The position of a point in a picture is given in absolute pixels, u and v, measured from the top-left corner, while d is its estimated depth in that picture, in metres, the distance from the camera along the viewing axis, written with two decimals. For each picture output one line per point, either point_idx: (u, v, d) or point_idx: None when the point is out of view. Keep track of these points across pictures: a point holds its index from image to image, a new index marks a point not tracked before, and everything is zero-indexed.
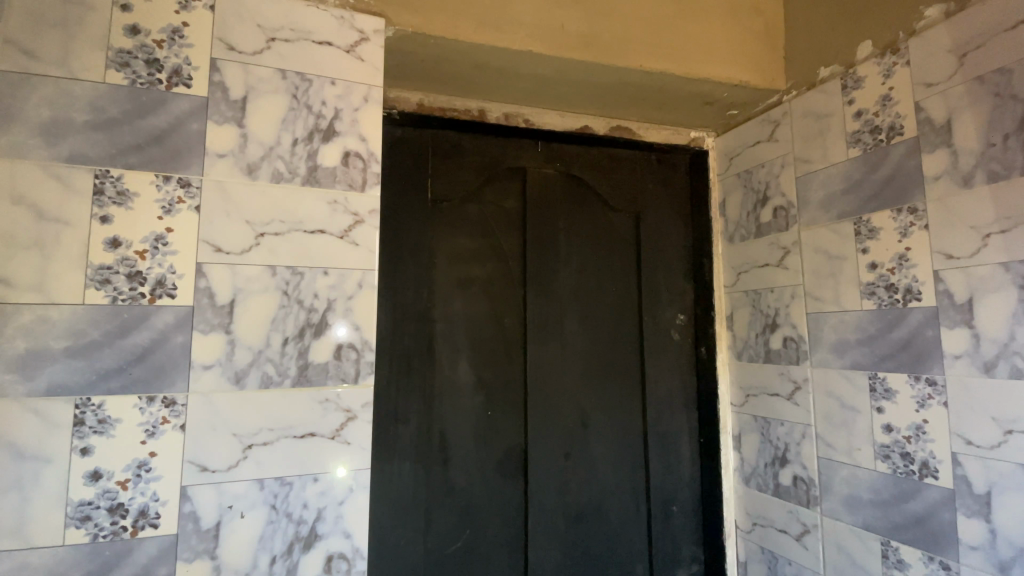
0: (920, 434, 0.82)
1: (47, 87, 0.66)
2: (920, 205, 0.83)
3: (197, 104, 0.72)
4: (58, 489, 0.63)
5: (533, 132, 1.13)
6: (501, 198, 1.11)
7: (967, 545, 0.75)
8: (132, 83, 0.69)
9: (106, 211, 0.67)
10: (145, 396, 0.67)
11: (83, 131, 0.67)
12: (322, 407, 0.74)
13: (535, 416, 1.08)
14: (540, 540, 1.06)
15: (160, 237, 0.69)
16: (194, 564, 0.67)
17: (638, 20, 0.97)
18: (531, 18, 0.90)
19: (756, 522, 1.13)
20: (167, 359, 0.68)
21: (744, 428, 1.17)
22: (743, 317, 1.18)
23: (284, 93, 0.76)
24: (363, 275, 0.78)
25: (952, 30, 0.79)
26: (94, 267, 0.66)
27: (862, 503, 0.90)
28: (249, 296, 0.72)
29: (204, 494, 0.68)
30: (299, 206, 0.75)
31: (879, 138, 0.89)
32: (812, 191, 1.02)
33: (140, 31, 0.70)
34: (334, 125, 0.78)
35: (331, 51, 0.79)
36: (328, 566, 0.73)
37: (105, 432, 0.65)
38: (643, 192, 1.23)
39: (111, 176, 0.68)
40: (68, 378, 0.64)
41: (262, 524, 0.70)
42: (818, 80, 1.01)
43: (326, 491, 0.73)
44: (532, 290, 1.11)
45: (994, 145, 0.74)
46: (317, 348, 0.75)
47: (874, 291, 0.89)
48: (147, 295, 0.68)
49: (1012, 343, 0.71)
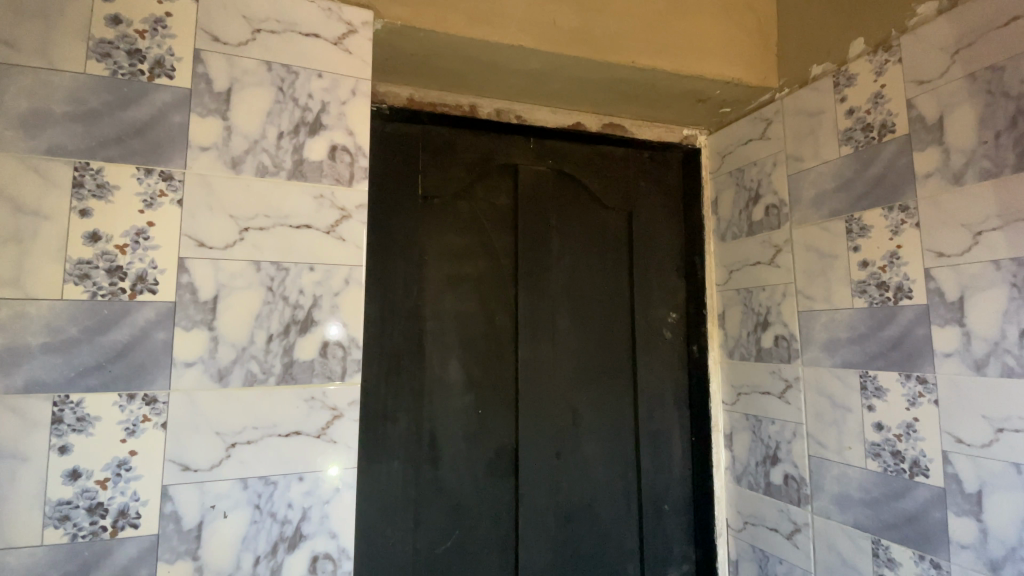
0: (910, 433, 0.82)
1: (26, 78, 0.65)
2: (911, 203, 0.82)
3: (181, 96, 0.70)
4: (35, 489, 0.62)
5: (525, 129, 1.12)
6: (492, 195, 1.10)
7: (959, 544, 0.75)
8: (113, 74, 0.68)
9: (86, 204, 0.66)
10: (125, 394, 0.65)
11: (63, 122, 0.65)
12: (308, 405, 0.73)
13: (527, 415, 1.07)
14: (531, 540, 1.05)
15: (141, 232, 0.67)
16: (175, 566, 0.66)
17: (631, 16, 0.96)
18: (523, 13, 0.89)
19: (747, 521, 1.12)
20: (148, 356, 0.67)
21: (736, 426, 1.17)
22: (735, 316, 1.18)
23: (269, 86, 0.75)
24: (350, 271, 0.77)
25: (944, 28, 0.79)
26: (73, 262, 0.65)
27: (853, 502, 0.90)
28: (233, 293, 0.71)
29: (186, 493, 0.67)
30: (285, 201, 0.74)
31: (871, 136, 0.89)
32: (804, 189, 1.02)
33: (122, 21, 0.69)
34: (321, 119, 0.77)
35: (318, 44, 0.78)
36: (313, 567, 0.72)
37: (84, 431, 0.64)
38: (636, 190, 1.23)
39: (91, 169, 0.66)
40: (46, 376, 0.63)
41: (246, 524, 0.69)
42: (810, 77, 1.01)
43: (311, 491, 0.72)
44: (524, 288, 1.10)
45: (985, 143, 0.73)
46: (302, 345, 0.73)
47: (865, 289, 0.89)
48: (127, 291, 0.66)
49: (1003, 341, 0.71)
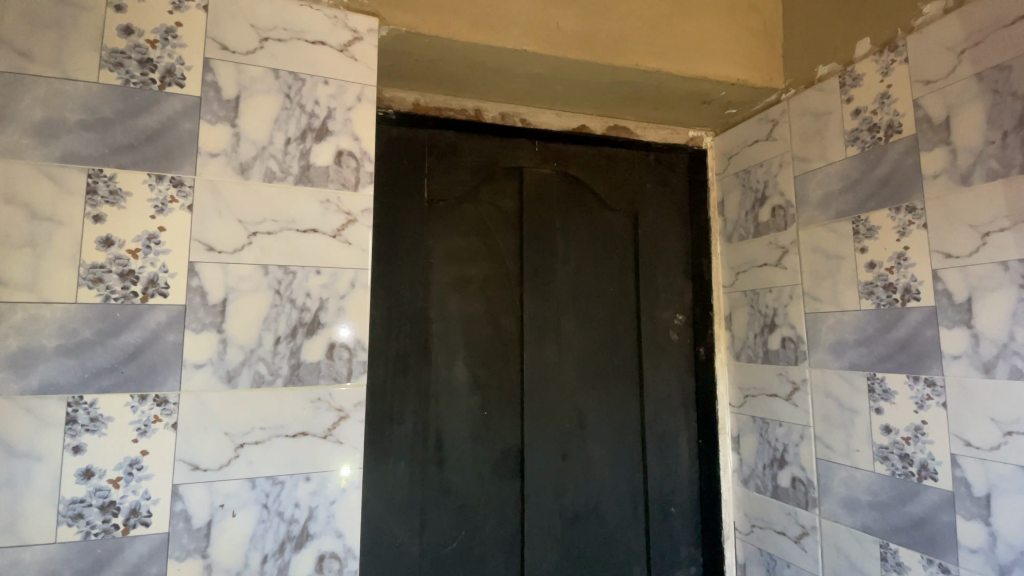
0: (919, 435, 0.81)
1: (41, 87, 0.67)
2: (919, 204, 0.82)
3: (190, 104, 0.72)
4: (50, 488, 0.63)
5: (530, 132, 1.13)
6: (497, 198, 1.11)
7: (968, 549, 0.74)
8: (125, 83, 0.70)
9: (99, 210, 0.67)
10: (137, 395, 0.67)
11: (76, 130, 0.67)
12: (314, 406, 0.74)
13: (532, 416, 1.08)
14: (536, 541, 1.06)
15: (152, 236, 0.69)
16: (185, 564, 0.67)
17: (635, 20, 0.97)
18: (528, 17, 0.90)
19: (755, 524, 1.12)
20: (158, 358, 0.68)
21: (743, 428, 1.16)
22: (742, 317, 1.17)
23: (277, 93, 0.76)
24: (356, 274, 0.78)
25: (952, 26, 0.78)
26: (87, 266, 0.66)
27: (861, 505, 0.89)
28: (241, 295, 0.72)
29: (196, 492, 0.68)
30: (292, 205, 0.75)
31: (877, 137, 0.88)
32: (811, 189, 1.01)
33: (134, 31, 0.71)
34: (327, 125, 0.78)
35: (324, 51, 0.79)
36: (320, 565, 0.73)
37: (96, 431, 0.65)
38: (641, 191, 1.23)
39: (104, 175, 0.68)
40: (60, 377, 0.65)
41: (254, 523, 0.70)
42: (816, 78, 1.00)
43: (318, 491, 0.73)
44: (528, 289, 1.10)
45: (993, 143, 0.73)
46: (309, 347, 0.75)
47: (872, 291, 0.89)
48: (139, 294, 0.68)
49: (1012, 343, 0.70)
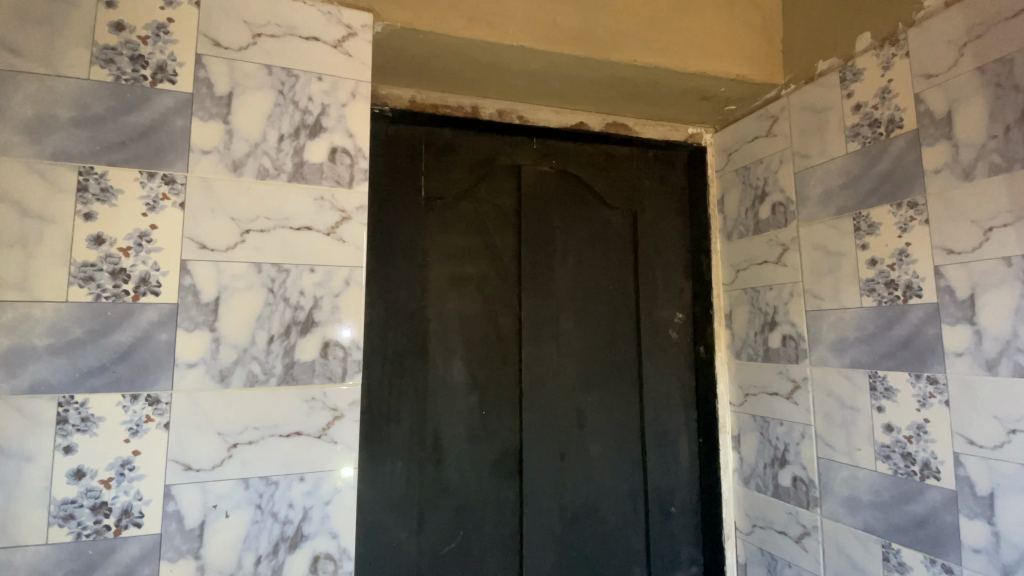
0: (921, 434, 0.80)
1: (31, 85, 0.66)
2: (920, 199, 0.81)
3: (182, 100, 0.71)
4: (41, 488, 0.63)
5: (528, 130, 1.12)
6: (495, 196, 1.10)
7: (971, 549, 0.73)
8: (117, 80, 0.69)
9: (90, 208, 0.67)
10: (129, 394, 0.66)
11: (68, 128, 0.67)
12: (308, 405, 0.73)
13: (530, 415, 1.07)
14: (535, 542, 1.05)
15: (144, 235, 0.68)
16: (178, 565, 0.66)
17: (634, 16, 0.96)
18: (525, 13, 0.89)
19: (756, 524, 1.11)
20: (151, 357, 0.67)
21: (744, 427, 1.15)
22: (742, 315, 1.16)
23: (270, 89, 0.75)
24: (351, 272, 0.77)
25: (954, 19, 0.77)
26: (77, 265, 0.66)
27: (863, 505, 0.88)
28: (234, 294, 0.71)
29: (189, 493, 0.67)
30: (286, 203, 0.75)
31: (879, 132, 0.87)
32: (811, 186, 1.00)
33: (125, 28, 0.70)
34: (321, 122, 0.78)
35: (317, 47, 0.78)
36: (314, 567, 0.72)
37: (87, 431, 0.65)
38: (641, 189, 1.22)
39: (95, 173, 0.67)
40: (51, 377, 0.64)
41: (247, 523, 0.69)
42: (816, 73, 0.99)
43: (313, 491, 0.73)
44: (526, 288, 1.09)
45: (996, 137, 0.72)
46: (303, 346, 0.74)
47: (873, 288, 0.88)
48: (130, 293, 0.67)
49: (1015, 340, 0.69)
